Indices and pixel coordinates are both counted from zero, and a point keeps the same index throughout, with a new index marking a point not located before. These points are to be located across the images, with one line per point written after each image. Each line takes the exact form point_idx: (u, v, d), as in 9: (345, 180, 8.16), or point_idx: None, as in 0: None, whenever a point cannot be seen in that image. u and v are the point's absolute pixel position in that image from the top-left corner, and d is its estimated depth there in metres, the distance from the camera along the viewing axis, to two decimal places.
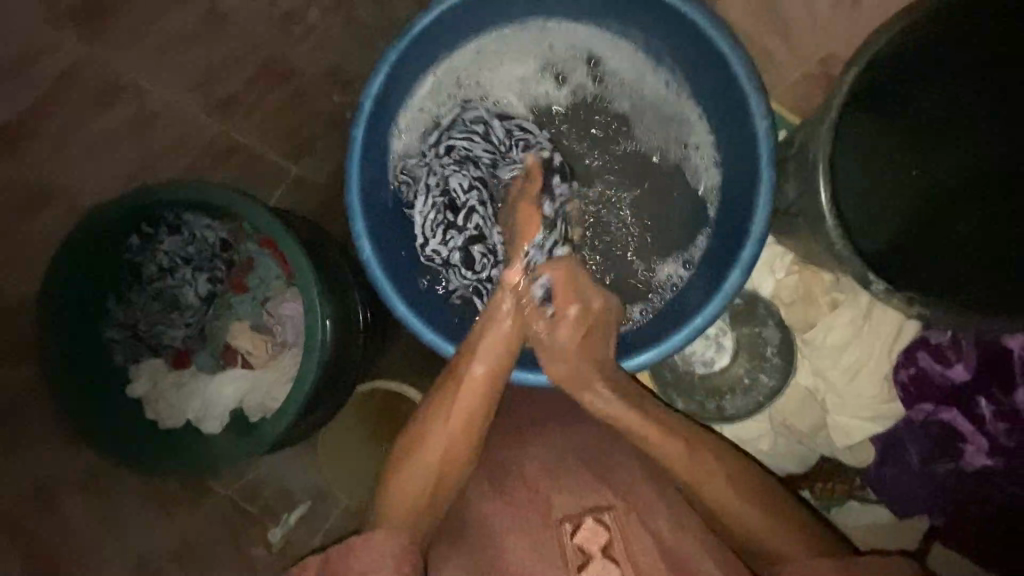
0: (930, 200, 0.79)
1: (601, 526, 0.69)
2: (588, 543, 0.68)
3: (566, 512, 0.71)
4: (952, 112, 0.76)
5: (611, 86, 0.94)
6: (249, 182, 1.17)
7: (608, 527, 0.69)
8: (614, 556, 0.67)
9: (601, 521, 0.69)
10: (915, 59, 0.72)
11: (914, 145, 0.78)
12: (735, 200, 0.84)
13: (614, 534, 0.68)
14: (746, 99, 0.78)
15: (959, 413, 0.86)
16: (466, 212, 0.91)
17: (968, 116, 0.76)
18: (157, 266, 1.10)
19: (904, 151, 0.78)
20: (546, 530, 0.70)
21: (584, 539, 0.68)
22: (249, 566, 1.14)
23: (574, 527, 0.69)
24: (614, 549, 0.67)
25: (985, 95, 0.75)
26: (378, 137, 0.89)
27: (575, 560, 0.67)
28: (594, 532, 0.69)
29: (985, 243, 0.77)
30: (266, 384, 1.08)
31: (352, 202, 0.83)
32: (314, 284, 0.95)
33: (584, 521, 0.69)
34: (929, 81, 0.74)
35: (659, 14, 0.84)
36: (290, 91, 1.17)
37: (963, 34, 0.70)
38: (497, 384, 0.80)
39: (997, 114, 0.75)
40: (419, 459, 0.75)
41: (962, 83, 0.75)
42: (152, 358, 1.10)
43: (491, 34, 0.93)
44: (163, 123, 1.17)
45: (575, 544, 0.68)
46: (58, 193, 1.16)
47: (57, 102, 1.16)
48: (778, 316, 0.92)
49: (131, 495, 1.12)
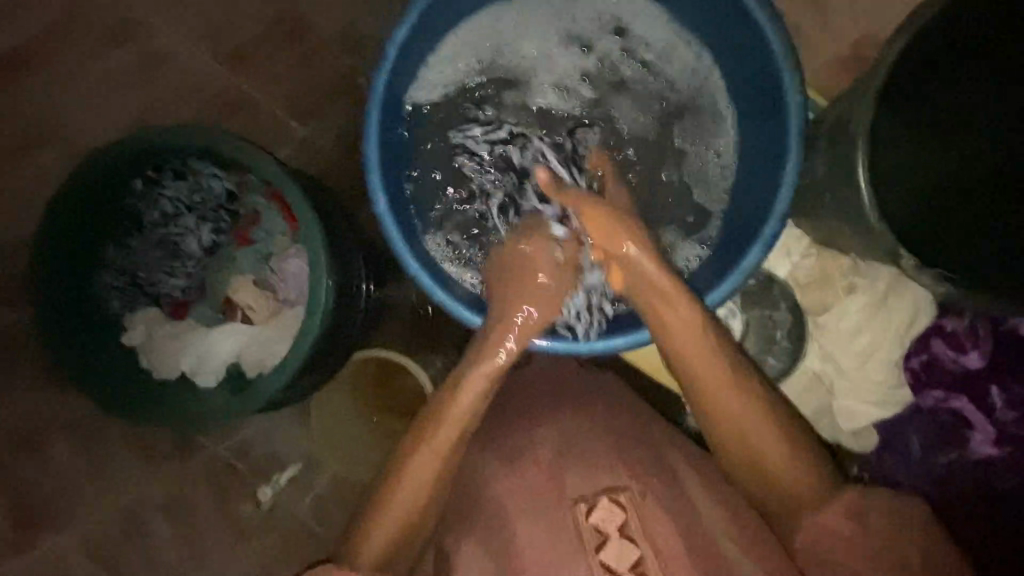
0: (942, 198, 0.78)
1: (616, 505, 0.66)
2: (605, 522, 0.65)
3: (579, 493, 0.69)
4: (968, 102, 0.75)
5: (637, 59, 0.92)
6: (255, 139, 1.15)
7: (624, 508, 0.66)
8: (631, 535, 0.64)
9: (616, 501, 0.67)
10: (937, 47, 0.71)
11: (933, 143, 0.77)
12: (758, 177, 0.84)
13: (630, 514, 0.65)
14: (779, 74, 0.77)
15: (968, 401, 0.87)
16: (514, 139, 0.91)
17: (974, 111, 0.76)
18: (160, 213, 1.07)
19: (924, 147, 0.76)
20: (559, 510, 0.68)
21: (601, 518, 0.65)
22: (234, 524, 1.13)
23: (590, 506, 0.67)
24: (631, 528, 0.64)
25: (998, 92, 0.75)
26: (399, 92, 0.87)
27: (592, 542, 0.64)
28: (611, 513, 0.66)
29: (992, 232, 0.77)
30: (266, 340, 1.06)
31: (371, 154, 0.82)
32: (321, 241, 0.93)
33: (599, 501, 0.67)
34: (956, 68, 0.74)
35: None
36: (302, 49, 1.14)
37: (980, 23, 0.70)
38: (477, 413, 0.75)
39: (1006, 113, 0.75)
40: (431, 444, 0.72)
41: (973, 79, 0.74)
42: (149, 307, 1.08)
43: None
44: (171, 67, 1.14)
45: (590, 524, 0.65)
46: (60, 132, 1.12)
47: (64, 39, 1.12)
48: (791, 298, 0.91)
49: (118, 444, 1.09)
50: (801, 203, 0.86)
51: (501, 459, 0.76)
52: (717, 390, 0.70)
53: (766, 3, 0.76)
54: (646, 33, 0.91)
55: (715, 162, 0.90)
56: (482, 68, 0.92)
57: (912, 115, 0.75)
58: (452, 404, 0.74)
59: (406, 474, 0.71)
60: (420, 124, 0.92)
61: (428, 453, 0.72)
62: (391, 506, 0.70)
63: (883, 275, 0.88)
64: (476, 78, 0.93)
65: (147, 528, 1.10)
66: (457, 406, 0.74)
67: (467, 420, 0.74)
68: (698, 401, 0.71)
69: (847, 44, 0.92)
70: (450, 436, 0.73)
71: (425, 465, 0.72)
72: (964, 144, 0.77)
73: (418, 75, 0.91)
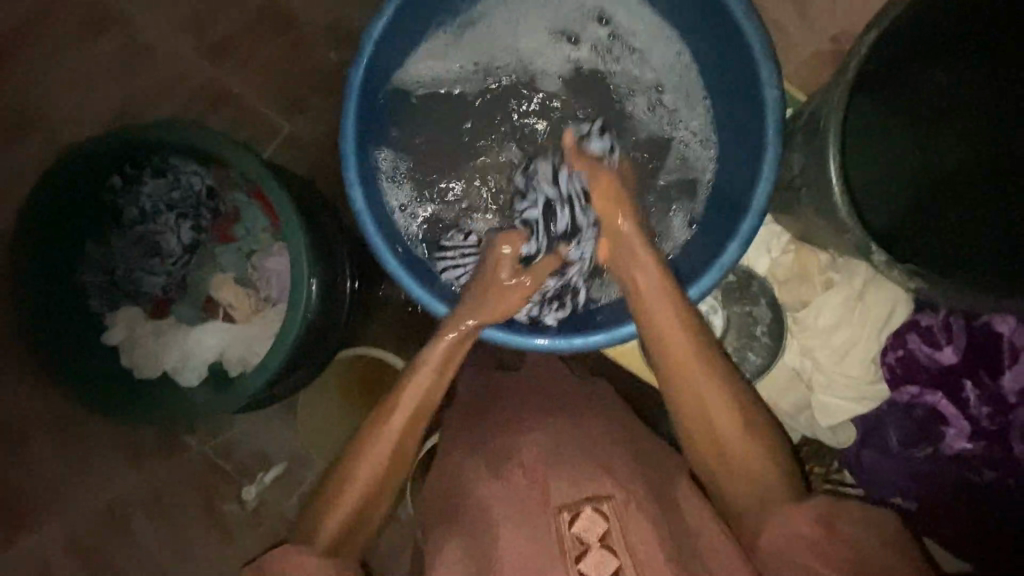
0: (930, 182, 0.82)
1: (599, 515, 0.66)
2: (586, 533, 0.66)
3: (564, 500, 0.69)
4: (944, 88, 0.79)
5: (619, 53, 0.91)
6: (238, 134, 1.14)
7: (607, 517, 0.66)
8: (612, 544, 0.65)
9: (598, 510, 0.67)
10: (905, 50, 0.73)
11: (925, 137, 0.82)
12: (737, 174, 0.83)
13: (613, 523, 0.66)
14: (757, 69, 0.77)
15: (943, 396, 0.87)
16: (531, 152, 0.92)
17: (957, 95, 0.79)
18: (139, 210, 1.06)
19: (911, 140, 0.82)
20: (542, 519, 0.68)
21: (582, 529, 0.66)
22: (218, 522, 1.12)
23: (572, 516, 0.67)
24: (612, 539, 0.65)
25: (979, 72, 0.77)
26: (377, 85, 0.86)
27: (573, 552, 0.65)
28: (592, 521, 0.66)
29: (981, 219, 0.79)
30: (250, 338, 1.06)
31: (347, 149, 0.81)
32: (301, 237, 0.92)
33: (582, 510, 0.67)
34: (925, 63, 0.77)
35: None
36: (284, 43, 1.13)
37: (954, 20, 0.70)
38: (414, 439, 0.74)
39: (988, 92, 0.78)
40: (370, 460, 0.72)
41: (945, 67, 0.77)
42: (128, 307, 1.06)
43: None
44: (151, 62, 1.13)
45: (573, 534, 0.66)
46: (39, 127, 1.11)
47: (42, 33, 1.11)
48: (771, 294, 0.92)
49: (100, 442, 1.08)
50: (783, 200, 0.87)
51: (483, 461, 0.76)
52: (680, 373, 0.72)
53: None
54: (631, 26, 0.90)
55: (695, 159, 0.90)
56: (464, 60, 0.92)
57: (902, 107, 0.82)
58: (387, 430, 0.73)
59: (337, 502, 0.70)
60: (403, 119, 0.92)
61: (356, 482, 0.71)
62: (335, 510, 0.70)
63: (862, 271, 0.88)
64: (459, 72, 0.92)
65: (130, 527, 1.09)
66: (382, 441, 0.72)
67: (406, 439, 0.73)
68: (672, 391, 0.73)
69: (828, 40, 0.92)
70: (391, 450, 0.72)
71: (353, 492, 0.71)
72: (968, 135, 0.81)
73: (399, 65, 0.90)
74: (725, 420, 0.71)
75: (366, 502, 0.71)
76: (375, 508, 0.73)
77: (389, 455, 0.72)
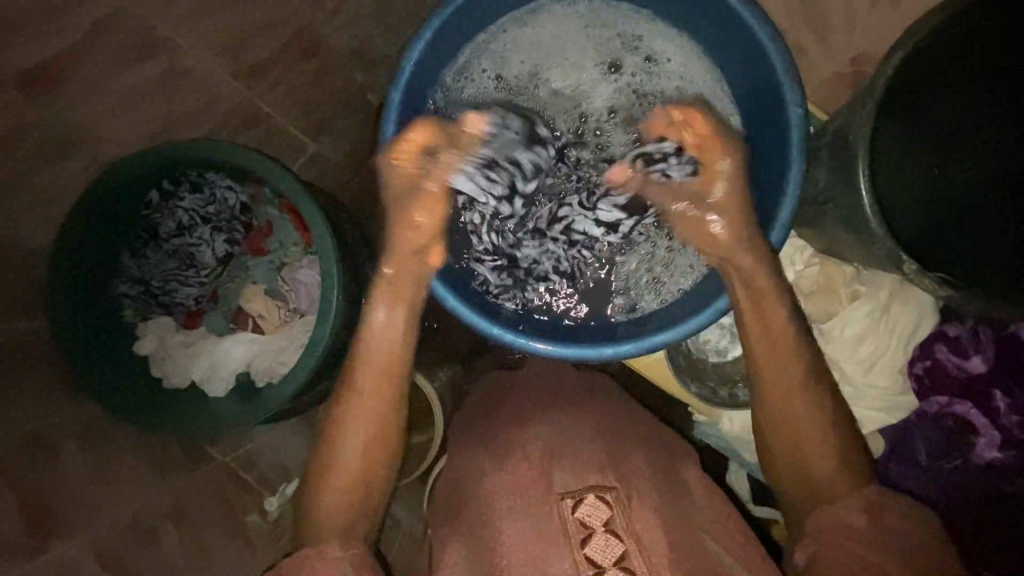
0: (954, 186, 0.82)
1: (603, 502, 0.66)
2: (590, 518, 0.65)
3: (567, 488, 0.69)
4: (961, 92, 0.79)
5: (655, 79, 0.96)
6: (271, 152, 1.18)
7: (610, 505, 0.66)
8: (617, 530, 0.64)
9: (602, 498, 0.67)
10: (923, 62, 0.75)
11: (946, 134, 0.81)
12: (762, 193, 0.87)
13: (616, 511, 0.65)
14: (782, 92, 0.80)
15: (972, 406, 0.89)
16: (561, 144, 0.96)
17: (978, 95, 0.79)
18: (176, 223, 1.10)
19: (939, 140, 0.81)
20: (546, 506, 0.68)
21: (586, 513, 0.65)
22: (240, 532, 1.15)
23: (575, 502, 0.67)
24: (616, 524, 0.64)
25: (994, 73, 0.78)
26: (413, 102, 0.90)
27: (578, 536, 0.64)
28: (596, 508, 0.66)
29: (1007, 230, 0.80)
30: (278, 348, 1.08)
31: (386, 163, 0.84)
32: (332, 250, 0.94)
33: (585, 497, 0.67)
34: (942, 81, 0.78)
35: (708, 22, 0.88)
36: (317, 65, 1.18)
37: (965, 24, 0.72)
38: (394, 434, 0.76)
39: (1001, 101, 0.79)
40: (339, 462, 0.73)
41: (960, 76, 0.78)
42: (161, 316, 1.10)
43: (535, 18, 0.96)
44: (190, 83, 1.17)
45: (577, 518, 0.65)
46: (78, 139, 1.14)
47: (86, 52, 1.15)
48: (795, 305, 0.94)
49: (125, 450, 1.10)
50: (803, 212, 0.90)
51: (490, 460, 0.76)
52: (761, 329, 0.75)
53: (771, 24, 0.79)
54: (662, 56, 0.95)
55: None
56: (509, 69, 0.96)
57: (916, 114, 0.80)
58: (348, 438, 0.74)
59: (340, 449, 0.73)
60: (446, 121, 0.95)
61: (353, 437, 0.73)
62: (321, 509, 0.71)
63: (888, 282, 0.90)
64: (505, 77, 0.96)
65: None
66: (348, 446, 0.73)
67: (375, 446, 0.74)
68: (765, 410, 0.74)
69: (845, 62, 0.97)
70: (354, 454, 0.73)
71: (347, 451, 0.73)
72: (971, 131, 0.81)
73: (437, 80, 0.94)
74: (788, 400, 0.72)
75: (367, 460, 0.74)
76: (382, 463, 0.75)
77: (360, 461, 0.73)
